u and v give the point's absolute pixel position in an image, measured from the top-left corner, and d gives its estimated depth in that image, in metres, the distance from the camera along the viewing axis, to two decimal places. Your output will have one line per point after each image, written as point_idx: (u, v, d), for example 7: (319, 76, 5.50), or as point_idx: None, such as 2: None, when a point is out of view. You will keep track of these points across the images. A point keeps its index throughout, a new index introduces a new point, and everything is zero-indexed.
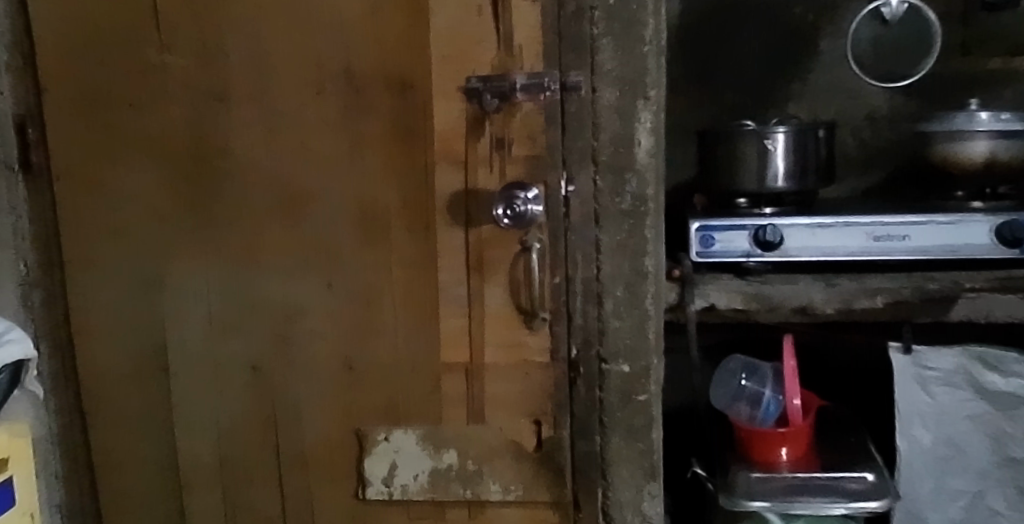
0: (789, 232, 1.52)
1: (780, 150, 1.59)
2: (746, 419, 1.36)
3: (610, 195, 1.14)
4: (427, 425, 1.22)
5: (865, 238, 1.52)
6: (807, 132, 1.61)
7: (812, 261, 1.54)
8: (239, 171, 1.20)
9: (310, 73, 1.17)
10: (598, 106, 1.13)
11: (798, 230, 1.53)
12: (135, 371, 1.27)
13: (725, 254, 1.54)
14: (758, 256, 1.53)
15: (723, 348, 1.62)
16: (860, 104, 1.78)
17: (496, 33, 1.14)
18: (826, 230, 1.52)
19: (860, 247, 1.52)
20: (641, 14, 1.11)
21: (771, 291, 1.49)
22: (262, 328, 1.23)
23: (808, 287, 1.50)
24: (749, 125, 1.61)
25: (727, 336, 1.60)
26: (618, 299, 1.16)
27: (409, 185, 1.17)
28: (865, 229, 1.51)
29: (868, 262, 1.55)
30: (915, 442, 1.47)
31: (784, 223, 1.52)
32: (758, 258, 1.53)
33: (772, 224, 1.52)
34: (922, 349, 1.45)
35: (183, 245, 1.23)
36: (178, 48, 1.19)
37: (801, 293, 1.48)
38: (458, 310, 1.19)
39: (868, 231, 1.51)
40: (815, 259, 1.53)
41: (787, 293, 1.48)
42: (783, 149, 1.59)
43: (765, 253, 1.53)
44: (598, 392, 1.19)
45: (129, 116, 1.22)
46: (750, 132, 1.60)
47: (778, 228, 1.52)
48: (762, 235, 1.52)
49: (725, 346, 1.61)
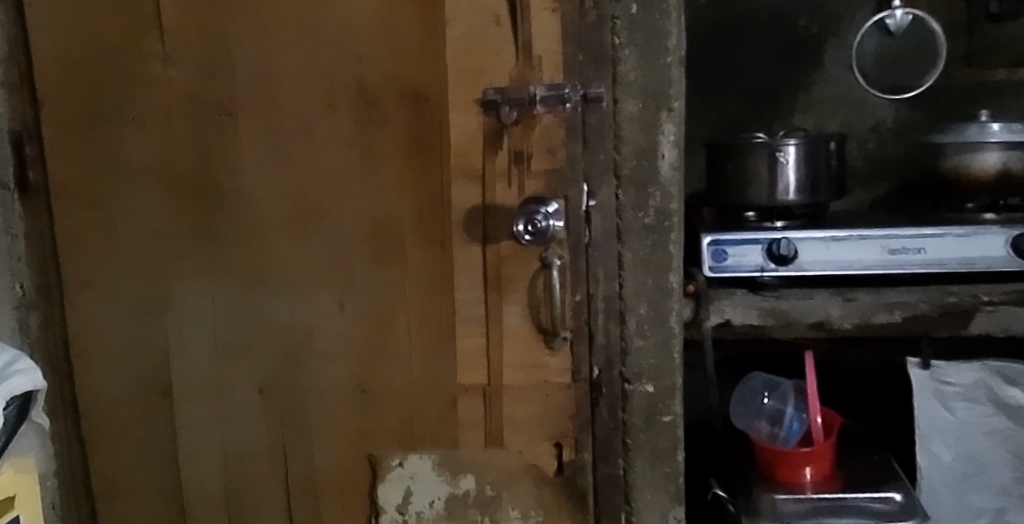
0: (803, 246, 1.50)
1: (791, 163, 1.57)
2: (766, 438, 1.33)
3: (633, 210, 1.11)
4: (442, 449, 1.18)
5: (881, 251, 1.49)
6: (818, 144, 1.58)
7: (827, 275, 1.51)
8: (246, 187, 1.16)
9: (322, 86, 1.13)
10: (620, 118, 1.10)
11: (813, 244, 1.50)
12: (136, 396, 1.22)
13: (738, 268, 1.51)
14: (771, 270, 1.50)
15: (737, 364, 1.59)
16: (866, 117, 1.76)
17: (515, 44, 1.10)
18: (840, 243, 1.50)
19: (876, 260, 1.49)
20: (665, 23, 1.08)
21: (788, 306, 1.46)
22: (271, 351, 1.19)
23: (825, 302, 1.47)
24: (759, 137, 1.58)
25: (742, 352, 1.56)
26: (641, 318, 1.12)
27: (423, 200, 1.13)
28: (881, 243, 1.49)
29: (883, 275, 1.52)
30: (936, 460, 1.44)
31: (798, 237, 1.49)
32: (773, 272, 1.50)
33: (787, 237, 1.49)
34: (940, 364, 1.43)
35: (187, 265, 1.19)
36: (183, 61, 1.15)
37: (818, 309, 1.45)
38: (475, 330, 1.15)
39: (884, 244, 1.48)
40: (831, 273, 1.50)
41: (804, 308, 1.45)
42: (795, 162, 1.57)
43: (779, 267, 1.50)
44: (621, 413, 1.15)
45: (130, 131, 1.17)
46: (760, 145, 1.57)
47: (792, 242, 1.49)
48: (776, 249, 1.49)
49: (739, 363, 1.57)
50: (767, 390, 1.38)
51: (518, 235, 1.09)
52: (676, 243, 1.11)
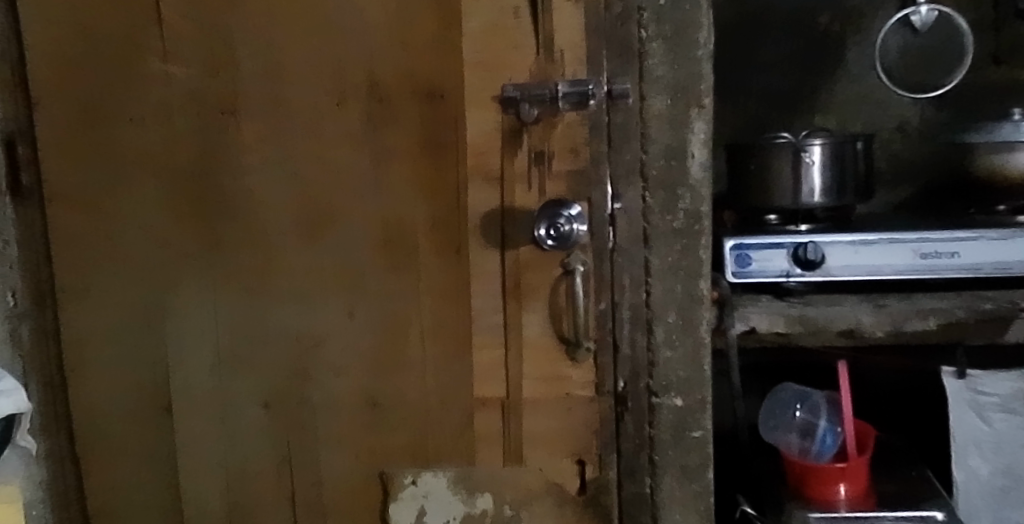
0: (830, 250, 1.43)
1: (817, 164, 1.50)
2: (798, 454, 1.25)
3: (660, 213, 1.04)
4: (458, 466, 1.11)
5: (912, 255, 1.42)
6: (846, 142, 1.51)
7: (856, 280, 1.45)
8: (249, 189, 1.10)
9: (329, 81, 1.07)
10: (647, 115, 1.03)
11: (841, 248, 1.43)
12: (134, 410, 1.16)
13: (763, 273, 1.44)
14: (798, 275, 1.43)
15: (761, 374, 1.52)
16: (890, 116, 1.69)
17: (535, 37, 1.04)
18: (869, 247, 1.43)
19: (908, 265, 1.42)
20: (695, 15, 1.02)
21: (817, 313, 1.39)
22: (277, 362, 1.13)
23: (855, 308, 1.40)
24: (783, 137, 1.52)
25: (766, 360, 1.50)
26: (669, 328, 1.06)
27: (437, 203, 1.07)
28: (912, 246, 1.42)
29: (914, 280, 1.45)
30: (973, 474, 1.37)
31: (825, 240, 1.43)
32: (800, 277, 1.43)
33: (814, 241, 1.42)
34: (976, 373, 1.36)
35: (187, 271, 1.13)
36: (184, 57, 1.09)
37: (849, 315, 1.38)
38: (494, 340, 1.09)
39: (915, 248, 1.42)
40: (860, 278, 1.43)
41: (834, 315, 1.38)
42: (821, 163, 1.50)
43: (805, 272, 1.43)
44: (648, 429, 1.08)
45: (127, 130, 1.11)
46: (784, 144, 1.51)
47: (819, 246, 1.43)
48: (803, 254, 1.42)
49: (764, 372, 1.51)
50: (800, 405, 1.30)
51: (541, 238, 1.04)
52: (706, 247, 1.04)
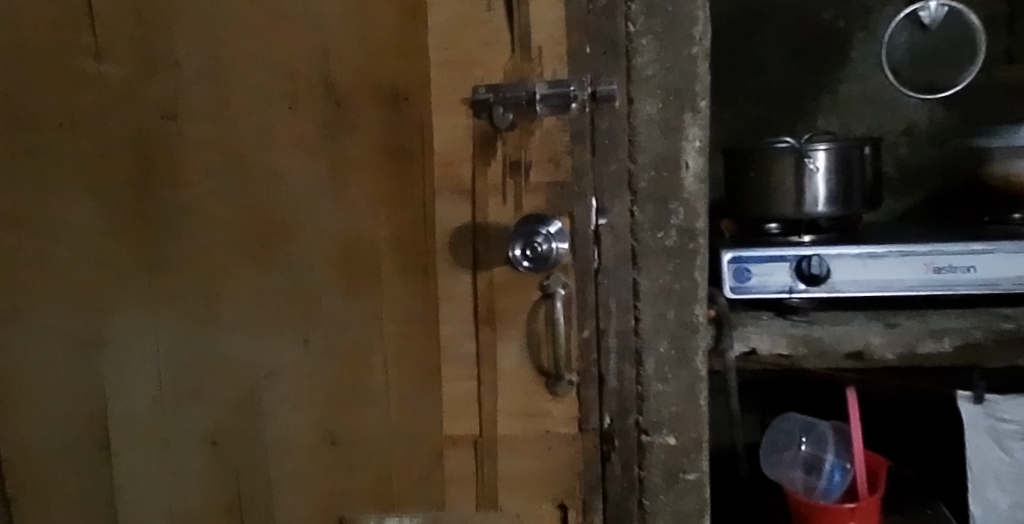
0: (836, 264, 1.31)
1: (821, 171, 1.38)
2: (803, 492, 1.14)
3: (650, 230, 0.93)
4: (427, 511, 1.00)
5: (924, 269, 1.30)
6: (852, 147, 1.40)
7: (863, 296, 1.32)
8: (196, 204, 0.97)
9: (281, 83, 0.94)
10: (635, 120, 0.92)
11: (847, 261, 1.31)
12: (62, 451, 1.02)
13: (764, 288, 1.31)
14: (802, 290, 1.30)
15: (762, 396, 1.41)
16: (895, 119, 1.54)
17: (510, 32, 0.93)
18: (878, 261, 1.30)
19: (919, 280, 1.29)
20: (689, 7, 0.91)
21: (823, 333, 1.27)
22: (225, 395, 1.00)
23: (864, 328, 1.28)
24: (785, 141, 1.40)
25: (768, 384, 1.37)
26: (660, 358, 0.94)
27: (399, 218, 0.95)
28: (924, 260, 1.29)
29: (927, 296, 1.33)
30: (991, 508, 1.23)
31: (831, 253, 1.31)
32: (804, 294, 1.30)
33: (821, 254, 1.28)
34: (995, 397, 1.22)
35: (127, 294, 0.99)
36: (117, 54, 0.95)
37: (858, 336, 1.26)
38: (466, 370, 0.99)
39: (927, 261, 1.29)
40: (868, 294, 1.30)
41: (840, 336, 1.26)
42: (825, 170, 1.39)
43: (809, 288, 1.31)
44: (637, 470, 0.97)
45: (56, 135, 0.96)
46: (787, 150, 1.39)
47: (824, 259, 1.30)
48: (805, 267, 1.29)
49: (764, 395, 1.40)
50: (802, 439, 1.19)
51: (518, 259, 0.91)
52: (701, 268, 0.93)
